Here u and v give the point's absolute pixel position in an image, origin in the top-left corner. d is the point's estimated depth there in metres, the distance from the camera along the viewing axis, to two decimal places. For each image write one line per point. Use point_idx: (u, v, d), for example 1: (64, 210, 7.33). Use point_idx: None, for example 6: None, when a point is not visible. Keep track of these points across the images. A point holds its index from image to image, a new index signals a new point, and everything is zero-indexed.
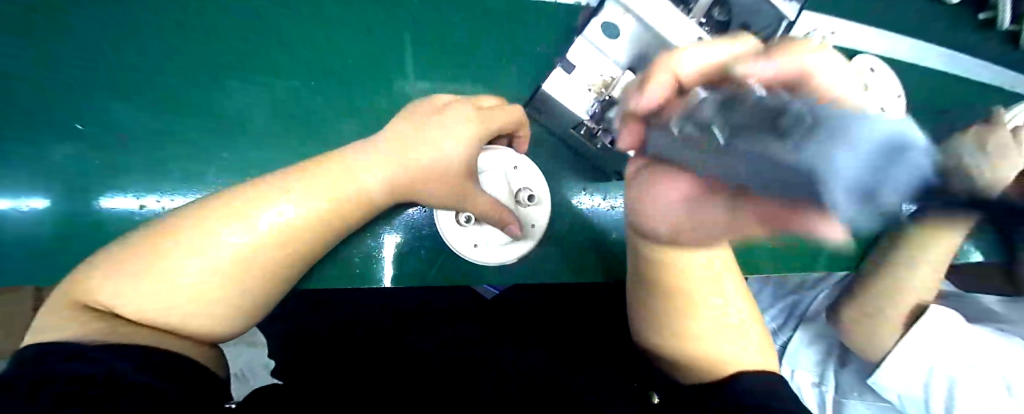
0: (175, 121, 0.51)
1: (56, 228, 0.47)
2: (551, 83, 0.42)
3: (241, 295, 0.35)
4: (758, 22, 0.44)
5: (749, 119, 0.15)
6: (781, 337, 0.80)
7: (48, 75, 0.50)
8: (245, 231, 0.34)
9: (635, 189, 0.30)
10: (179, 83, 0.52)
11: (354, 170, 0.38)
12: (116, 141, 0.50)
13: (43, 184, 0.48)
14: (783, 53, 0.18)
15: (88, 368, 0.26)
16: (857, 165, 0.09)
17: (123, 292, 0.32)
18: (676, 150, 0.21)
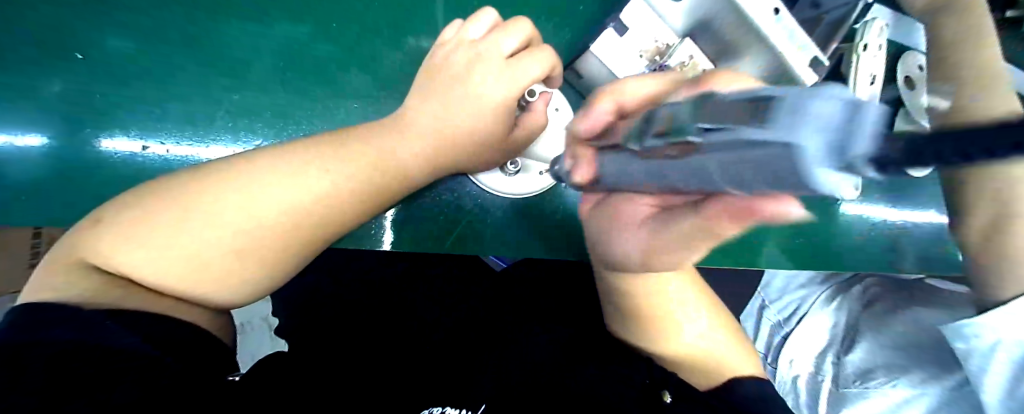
0: (155, 44, 0.44)
1: (55, 169, 0.43)
2: (599, 43, 0.33)
3: (265, 265, 0.33)
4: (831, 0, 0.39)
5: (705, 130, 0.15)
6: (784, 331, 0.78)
7: None
8: (259, 199, 0.32)
9: (623, 207, 0.28)
10: (173, 12, 0.45)
11: (386, 145, 0.37)
12: (98, 74, 0.44)
13: (36, 121, 0.43)
14: (615, 93, 0.29)
15: (89, 336, 0.24)
16: (824, 133, 0.09)
17: (122, 248, 0.30)
18: (628, 168, 0.23)
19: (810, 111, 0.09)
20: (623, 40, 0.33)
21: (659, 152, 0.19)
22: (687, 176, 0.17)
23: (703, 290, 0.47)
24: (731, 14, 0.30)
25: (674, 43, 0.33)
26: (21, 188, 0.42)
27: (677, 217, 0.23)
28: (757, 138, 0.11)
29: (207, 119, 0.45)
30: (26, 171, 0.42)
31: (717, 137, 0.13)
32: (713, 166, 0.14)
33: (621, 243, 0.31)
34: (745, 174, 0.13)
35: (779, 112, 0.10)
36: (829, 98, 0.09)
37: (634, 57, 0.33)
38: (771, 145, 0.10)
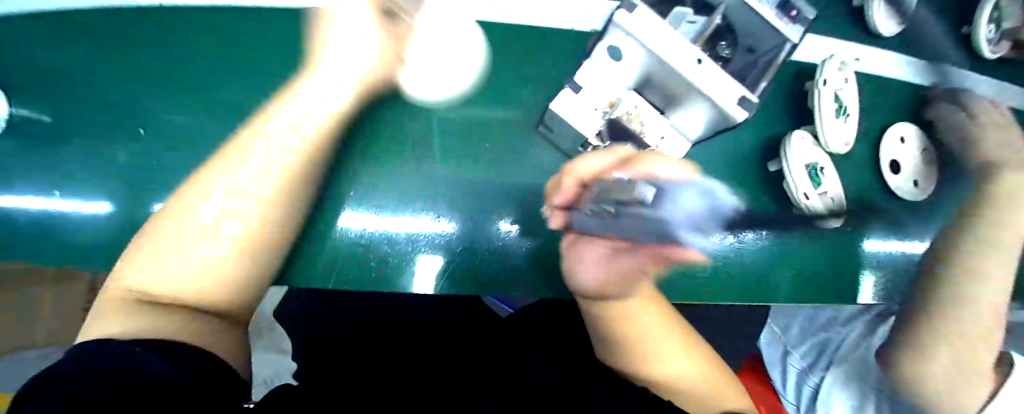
0: (201, 117, 0.54)
1: (123, 229, 0.51)
2: (558, 102, 0.38)
3: (234, 253, 0.38)
4: (764, 45, 0.39)
5: (635, 204, 0.31)
6: (813, 379, 0.68)
7: (93, 82, 0.53)
8: (258, 171, 0.41)
9: (582, 251, 0.47)
10: (196, 73, 0.54)
11: (292, 128, 0.45)
12: (160, 148, 0.53)
13: (110, 189, 0.52)
14: (589, 167, 0.36)
15: (127, 360, 0.26)
16: (698, 217, 0.29)
17: (141, 271, 0.37)
18: (593, 223, 0.37)
19: (688, 208, 0.29)
20: (579, 97, 0.38)
21: (608, 212, 0.34)
22: (630, 226, 0.33)
23: (677, 321, 0.52)
24: (665, 68, 0.34)
25: (621, 95, 0.38)
26: (95, 247, 0.51)
27: (626, 255, 0.36)
28: (660, 215, 0.29)
29: None
30: (100, 231, 0.51)
31: (651, 214, 0.30)
32: (646, 222, 0.31)
33: (588, 274, 0.47)
34: (667, 230, 0.31)
35: (663, 205, 0.29)
36: (696, 204, 0.29)
37: (591, 112, 0.37)
38: (664, 216, 0.29)
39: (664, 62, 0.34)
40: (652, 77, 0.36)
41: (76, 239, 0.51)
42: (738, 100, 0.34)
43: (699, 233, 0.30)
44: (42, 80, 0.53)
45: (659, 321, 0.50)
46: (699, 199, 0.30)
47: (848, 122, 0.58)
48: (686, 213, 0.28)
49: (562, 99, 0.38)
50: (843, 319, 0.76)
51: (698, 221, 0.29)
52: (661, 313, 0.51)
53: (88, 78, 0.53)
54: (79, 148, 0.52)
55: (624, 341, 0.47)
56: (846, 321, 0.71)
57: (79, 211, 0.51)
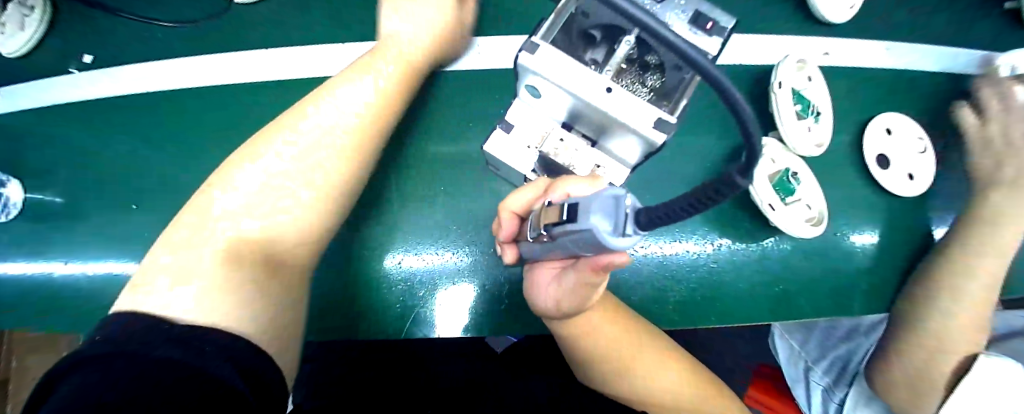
0: (184, 178, 0.59)
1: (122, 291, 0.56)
2: (491, 143, 0.41)
3: (313, 209, 0.37)
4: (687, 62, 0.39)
5: (556, 224, 0.28)
6: (838, 395, 0.70)
7: (96, 162, 0.61)
8: (309, 165, 0.37)
9: (535, 281, 0.39)
10: (181, 145, 0.60)
11: (331, 124, 0.38)
12: (151, 211, 0.58)
13: (110, 254, 0.57)
14: (514, 199, 0.37)
15: (182, 352, 0.21)
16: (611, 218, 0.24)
17: (169, 260, 0.31)
18: (535, 249, 0.34)
19: (599, 208, 0.24)
20: (511, 137, 0.41)
21: (542, 239, 0.31)
22: (559, 246, 0.30)
23: (643, 326, 0.49)
24: (580, 103, 0.36)
25: (551, 130, 0.40)
26: (95, 308, 0.56)
27: (570, 274, 0.34)
28: (577, 226, 0.26)
29: None
30: (104, 293, 0.56)
31: (561, 228, 0.27)
32: (568, 239, 0.28)
33: (541, 297, 0.39)
34: (585, 241, 0.26)
35: (583, 213, 0.26)
36: (606, 199, 0.25)
37: (524, 150, 0.41)
38: (585, 226, 0.25)
39: (573, 97, 0.35)
40: (573, 110, 0.38)
41: (85, 304, 0.56)
42: (655, 124, 0.34)
43: (625, 235, 0.24)
44: (58, 167, 0.61)
45: (614, 330, 0.46)
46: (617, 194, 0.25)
47: (819, 124, 0.56)
48: (605, 209, 0.25)
49: (496, 141, 0.41)
50: (864, 328, 0.71)
51: (621, 216, 0.24)
52: (626, 325, 0.47)
53: (81, 160, 0.61)
54: (85, 220, 0.59)
55: (600, 361, 0.45)
56: (868, 330, 0.70)
57: (87, 275, 0.57)
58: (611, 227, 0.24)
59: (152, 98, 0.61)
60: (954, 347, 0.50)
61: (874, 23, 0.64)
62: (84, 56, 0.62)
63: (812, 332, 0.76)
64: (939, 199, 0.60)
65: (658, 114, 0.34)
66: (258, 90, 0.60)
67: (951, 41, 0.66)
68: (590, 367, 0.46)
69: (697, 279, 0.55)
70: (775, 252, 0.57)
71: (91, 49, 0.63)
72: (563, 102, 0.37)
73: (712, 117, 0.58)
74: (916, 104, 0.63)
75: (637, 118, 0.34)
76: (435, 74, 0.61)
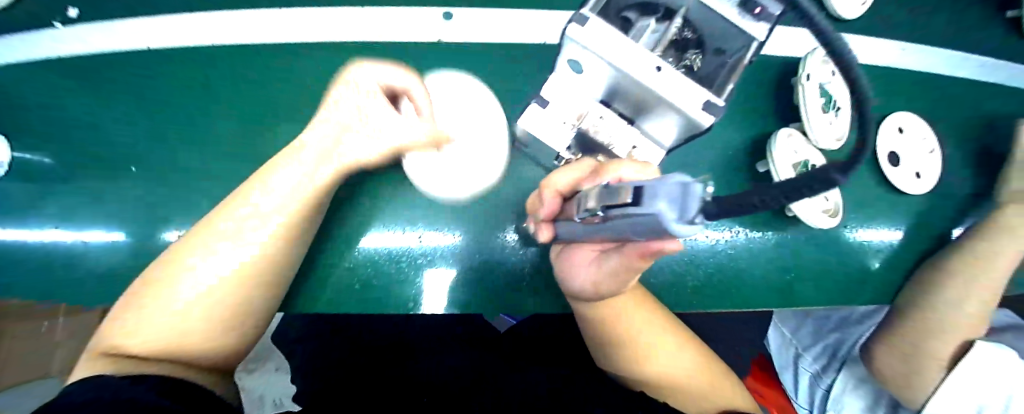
0: (187, 145, 0.56)
1: (115, 263, 0.53)
2: (527, 118, 0.39)
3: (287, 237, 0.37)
4: (731, 44, 0.38)
5: (608, 206, 0.26)
6: (825, 380, 0.73)
7: (84, 122, 0.56)
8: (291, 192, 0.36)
9: (572, 262, 0.37)
10: (184, 110, 0.57)
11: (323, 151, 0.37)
12: (148, 178, 0.55)
13: (102, 222, 0.54)
14: (557, 177, 0.35)
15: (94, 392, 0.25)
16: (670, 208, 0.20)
17: (151, 300, 0.33)
18: (577, 231, 0.32)
19: (665, 192, 0.20)
20: (547, 112, 0.39)
21: (591, 220, 0.29)
22: (609, 231, 0.27)
23: (665, 313, 0.49)
24: (627, 79, 0.34)
25: (590, 106, 0.39)
26: (86, 278, 0.52)
27: (612, 256, 0.32)
28: (635, 209, 0.22)
29: None
30: (95, 263, 0.53)
31: (615, 210, 0.24)
32: (620, 223, 0.25)
33: (578, 279, 0.37)
34: (641, 227, 0.23)
35: (644, 195, 0.21)
36: (674, 183, 0.20)
37: (560, 126, 0.39)
38: (647, 211, 0.21)
39: (621, 73, 0.33)
40: (616, 87, 0.36)
41: (72, 273, 0.52)
42: (704, 105, 0.33)
43: (692, 223, 0.20)
44: (38, 126, 0.56)
45: (646, 314, 0.46)
46: (687, 180, 0.20)
47: (839, 117, 0.56)
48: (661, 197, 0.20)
49: (530, 116, 0.39)
50: (856, 318, 0.73)
51: (683, 205, 0.20)
52: (651, 312, 0.47)
53: (65, 123, 0.56)
54: (73, 185, 0.55)
55: (621, 347, 0.45)
56: (858, 319, 0.73)
57: (75, 243, 0.53)
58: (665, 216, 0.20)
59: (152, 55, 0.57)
60: (950, 338, 0.53)
61: (895, 21, 0.64)
62: (68, 10, 0.57)
63: (805, 321, 0.78)
64: (939, 200, 0.62)
65: (709, 96, 0.33)
66: (272, 56, 0.57)
67: (963, 45, 0.67)
68: (609, 349, 0.46)
69: (713, 266, 0.56)
70: (787, 241, 0.57)
71: (75, 2, 0.57)
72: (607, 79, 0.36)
73: (736, 106, 0.58)
74: (926, 105, 0.65)
75: (687, 97, 0.33)
76: (455, 47, 0.58)
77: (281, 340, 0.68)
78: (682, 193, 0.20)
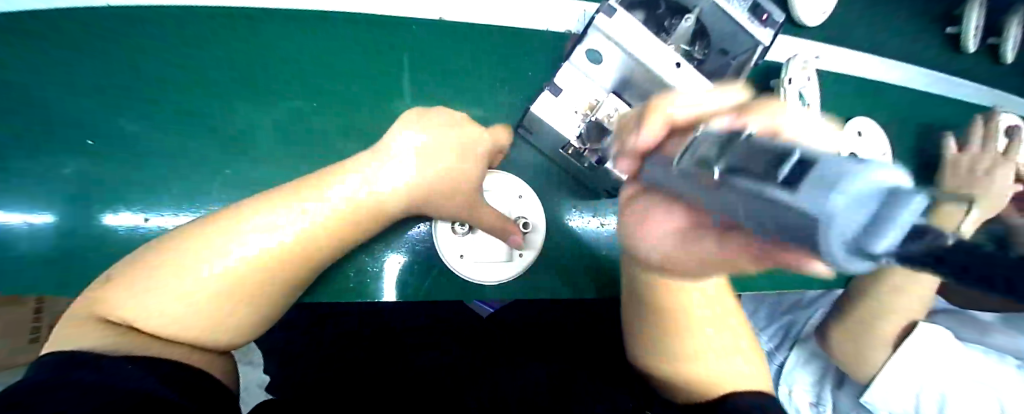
0: (162, 121, 0.54)
1: (61, 245, 0.50)
2: (539, 105, 0.40)
3: (280, 259, 0.41)
4: (736, 46, 0.41)
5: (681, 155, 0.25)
6: (778, 357, 0.78)
7: (45, 88, 0.53)
8: (298, 221, 0.41)
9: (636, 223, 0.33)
10: (166, 82, 0.55)
11: (341, 194, 0.43)
12: (114, 154, 0.53)
13: (47, 202, 0.51)
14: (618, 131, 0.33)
15: (106, 377, 0.31)
16: (856, 221, 0.12)
17: (155, 284, 0.38)
18: (666, 181, 0.28)
19: (836, 198, 0.13)
20: (559, 100, 0.40)
21: (695, 176, 0.23)
22: (711, 199, 0.22)
23: (732, 305, 0.46)
24: (642, 70, 0.36)
25: (602, 97, 0.39)
26: (52, 258, 0.50)
27: (706, 233, 0.26)
28: (784, 197, 0.15)
29: (209, 189, 0.53)
30: (42, 243, 0.50)
31: (743, 178, 0.18)
32: (738, 198, 0.19)
33: (643, 253, 0.34)
34: (769, 218, 0.17)
35: (820, 183, 0.13)
36: (867, 190, 0.12)
37: (570, 114, 0.40)
38: (799, 206, 0.14)
39: (639, 65, 0.35)
40: (630, 79, 0.38)
41: (12, 252, 0.50)
42: None
43: (870, 252, 0.13)
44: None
45: (711, 306, 0.43)
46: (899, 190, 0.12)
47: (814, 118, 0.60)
48: (843, 199, 0.12)
49: (541, 102, 0.40)
50: (806, 302, 0.80)
51: (885, 219, 0.12)
52: (723, 306, 0.44)
53: (34, 96, 0.53)
54: (26, 157, 0.52)
55: (664, 332, 0.42)
56: (808, 304, 0.80)
57: (13, 222, 0.50)
58: (815, 215, 0.13)
59: (133, 22, 0.55)
60: (879, 329, 0.60)
61: (854, 32, 0.70)
62: None
63: (760, 304, 0.86)
64: None
65: None
66: (271, 32, 0.56)
67: (921, 61, 0.73)
68: (644, 330, 0.44)
69: None
70: None
71: None
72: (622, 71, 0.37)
73: None
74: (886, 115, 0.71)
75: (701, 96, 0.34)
76: (460, 31, 0.58)
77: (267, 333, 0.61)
78: (884, 207, 0.12)
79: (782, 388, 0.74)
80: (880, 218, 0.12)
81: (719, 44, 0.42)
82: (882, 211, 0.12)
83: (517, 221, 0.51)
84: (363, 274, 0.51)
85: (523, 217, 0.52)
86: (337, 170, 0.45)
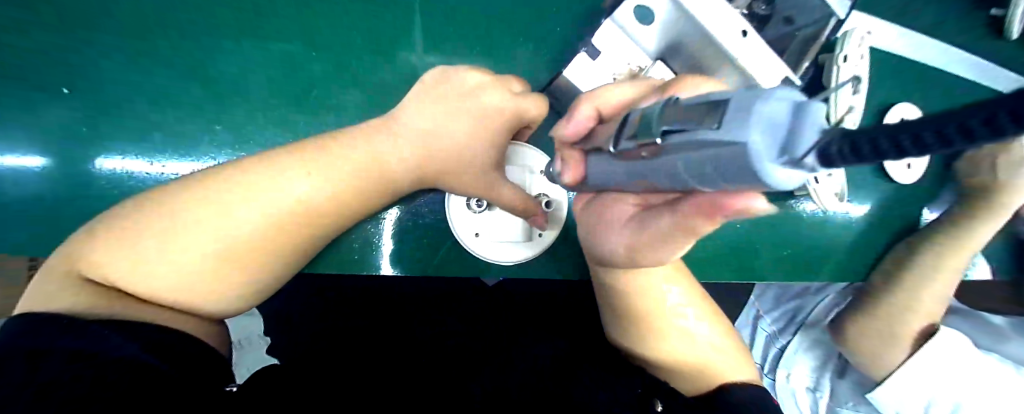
0: (150, 65, 0.51)
1: (52, 190, 0.49)
2: (572, 67, 0.37)
3: (281, 227, 0.39)
4: (805, 17, 0.40)
5: (643, 133, 0.21)
6: (780, 340, 0.76)
7: (25, 22, 0.49)
8: (307, 188, 0.39)
9: (605, 212, 0.30)
10: (156, 23, 0.51)
11: (357, 159, 0.41)
12: (100, 98, 0.50)
13: (34, 145, 0.49)
14: (596, 101, 0.29)
15: (87, 342, 0.29)
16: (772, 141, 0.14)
17: (145, 246, 0.36)
18: (610, 170, 0.26)
19: (766, 115, 0.14)
20: (596, 64, 0.37)
21: (633, 153, 0.22)
22: (667, 177, 0.21)
23: (694, 285, 0.46)
24: (698, 35, 0.33)
25: (646, 65, 0.37)
26: (41, 210, 0.49)
27: (660, 216, 0.25)
28: (714, 137, 0.16)
29: (199, 141, 0.50)
30: (32, 187, 0.49)
31: (677, 138, 0.18)
32: (676, 160, 0.19)
33: (608, 243, 0.31)
34: (705, 167, 0.17)
35: (730, 115, 0.15)
36: (779, 100, 0.14)
37: (608, 79, 0.37)
38: (725, 142, 0.15)
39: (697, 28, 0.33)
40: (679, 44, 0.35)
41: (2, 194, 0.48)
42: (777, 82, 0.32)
43: (795, 160, 0.14)
44: None
45: (683, 295, 0.44)
46: (801, 99, 0.14)
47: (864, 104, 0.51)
48: (753, 114, 0.14)
49: (577, 64, 0.38)
50: (815, 288, 0.76)
51: (797, 128, 0.14)
52: (695, 293, 0.46)
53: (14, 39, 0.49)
54: (8, 96, 0.49)
55: (634, 322, 0.42)
56: (818, 290, 0.76)
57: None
58: (735, 141, 0.15)
59: None
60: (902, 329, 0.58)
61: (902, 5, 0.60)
62: None
63: (769, 288, 0.81)
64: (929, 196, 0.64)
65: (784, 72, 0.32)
66: None
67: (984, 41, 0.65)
68: (620, 323, 0.43)
69: (714, 236, 0.56)
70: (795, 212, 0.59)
71: None
72: (674, 35, 0.35)
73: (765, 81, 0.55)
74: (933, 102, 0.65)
75: (766, 72, 0.33)
76: None
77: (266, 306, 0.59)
78: (800, 119, 0.14)
79: (781, 371, 0.74)
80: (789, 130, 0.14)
81: (785, 14, 0.41)
82: (797, 127, 0.14)
83: (537, 199, 0.47)
84: (367, 251, 0.48)
85: (543, 196, 0.48)
86: (341, 140, 0.42)
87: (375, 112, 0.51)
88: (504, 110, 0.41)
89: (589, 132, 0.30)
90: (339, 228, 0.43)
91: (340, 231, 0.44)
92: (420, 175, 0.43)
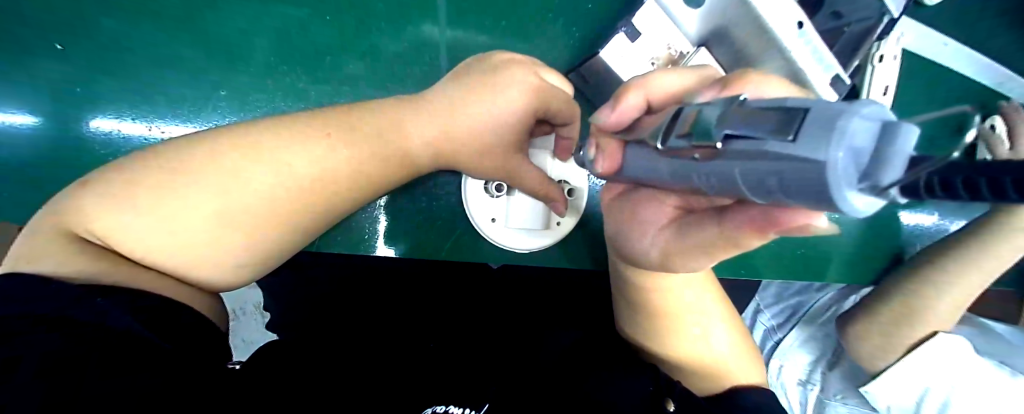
0: (151, 22, 0.48)
1: (44, 151, 0.47)
2: (610, 50, 0.38)
3: (287, 197, 0.37)
4: (856, 12, 0.40)
5: (691, 133, 0.18)
6: (777, 335, 0.75)
7: None
8: (319, 159, 0.38)
9: (637, 211, 0.29)
10: None
11: (371, 132, 0.39)
12: (96, 55, 0.47)
13: (28, 102, 0.47)
14: (649, 87, 0.28)
15: (80, 314, 0.28)
16: (849, 166, 0.12)
17: (134, 207, 0.34)
18: (650, 164, 0.23)
19: (853, 135, 0.11)
20: (635, 46, 0.37)
21: (681, 152, 0.20)
22: (720, 185, 0.18)
23: (719, 293, 0.47)
24: (750, 19, 0.33)
25: (687, 51, 0.37)
26: (36, 173, 0.46)
27: (699, 223, 0.25)
28: (787, 152, 0.13)
29: (199, 106, 0.48)
30: (23, 146, 0.46)
31: (741, 145, 0.15)
32: (733, 171, 0.16)
33: (643, 244, 0.30)
34: (766, 181, 0.14)
35: (810, 127, 0.12)
36: (866, 120, 0.12)
37: (645, 63, 0.37)
38: (801, 157, 0.12)
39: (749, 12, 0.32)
40: (727, 28, 0.35)
41: None
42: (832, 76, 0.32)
43: (874, 186, 0.12)
44: None
45: (700, 300, 0.44)
46: (890, 120, 0.12)
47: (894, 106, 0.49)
48: (841, 129, 0.11)
49: (616, 44, 0.38)
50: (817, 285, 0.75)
51: (886, 154, 0.11)
52: (715, 297, 0.46)
53: None
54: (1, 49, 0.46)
55: (654, 322, 0.43)
56: (820, 287, 0.75)
57: None
58: (812, 162, 0.12)
59: None
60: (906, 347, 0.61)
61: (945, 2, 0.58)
62: None
63: (771, 283, 0.77)
64: None
65: (832, 68, 0.33)
66: None
67: None
68: (641, 322, 0.44)
69: None
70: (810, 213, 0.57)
71: None
72: (723, 19, 0.35)
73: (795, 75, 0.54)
74: None
75: (816, 66, 0.33)
76: None
77: (272, 289, 0.58)
78: (883, 146, 0.11)
79: (774, 363, 0.74)
80: (856, 156, 0.12)
81: (834, 7, 0.41)
82: (879, 160, 0.11)
83: (558, 185, 0.46)
84: (376, 229, 0.47)
85: (565, 182, 0.47)
86: (353, 114, 0.40)
87: (389, 86, 0.49)
88: (531, 89, 0.38)
89: (632, 121, 0.29)
90: (350, 205, 0.42)
91: (352, 209, 0.42)
92: (436, 154, 0.42)
